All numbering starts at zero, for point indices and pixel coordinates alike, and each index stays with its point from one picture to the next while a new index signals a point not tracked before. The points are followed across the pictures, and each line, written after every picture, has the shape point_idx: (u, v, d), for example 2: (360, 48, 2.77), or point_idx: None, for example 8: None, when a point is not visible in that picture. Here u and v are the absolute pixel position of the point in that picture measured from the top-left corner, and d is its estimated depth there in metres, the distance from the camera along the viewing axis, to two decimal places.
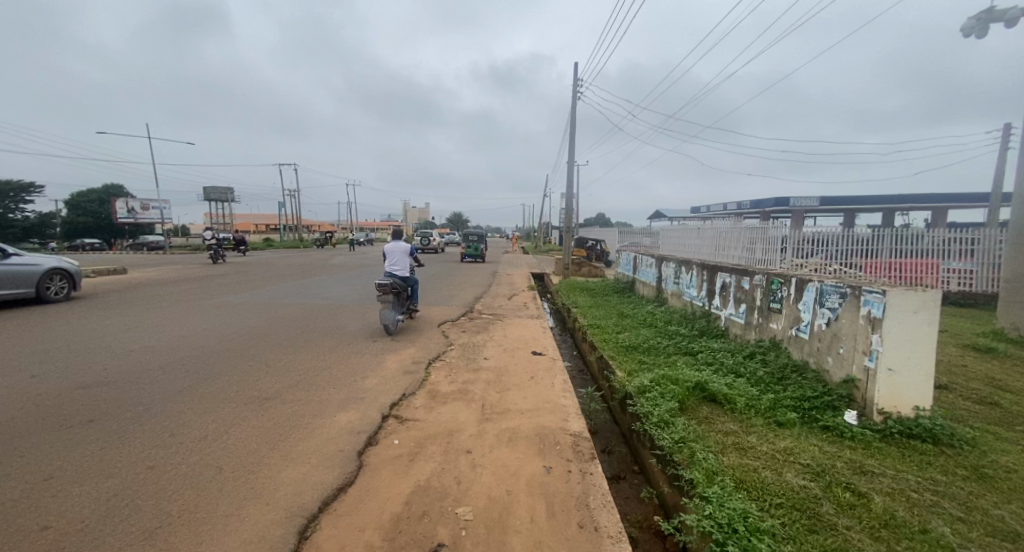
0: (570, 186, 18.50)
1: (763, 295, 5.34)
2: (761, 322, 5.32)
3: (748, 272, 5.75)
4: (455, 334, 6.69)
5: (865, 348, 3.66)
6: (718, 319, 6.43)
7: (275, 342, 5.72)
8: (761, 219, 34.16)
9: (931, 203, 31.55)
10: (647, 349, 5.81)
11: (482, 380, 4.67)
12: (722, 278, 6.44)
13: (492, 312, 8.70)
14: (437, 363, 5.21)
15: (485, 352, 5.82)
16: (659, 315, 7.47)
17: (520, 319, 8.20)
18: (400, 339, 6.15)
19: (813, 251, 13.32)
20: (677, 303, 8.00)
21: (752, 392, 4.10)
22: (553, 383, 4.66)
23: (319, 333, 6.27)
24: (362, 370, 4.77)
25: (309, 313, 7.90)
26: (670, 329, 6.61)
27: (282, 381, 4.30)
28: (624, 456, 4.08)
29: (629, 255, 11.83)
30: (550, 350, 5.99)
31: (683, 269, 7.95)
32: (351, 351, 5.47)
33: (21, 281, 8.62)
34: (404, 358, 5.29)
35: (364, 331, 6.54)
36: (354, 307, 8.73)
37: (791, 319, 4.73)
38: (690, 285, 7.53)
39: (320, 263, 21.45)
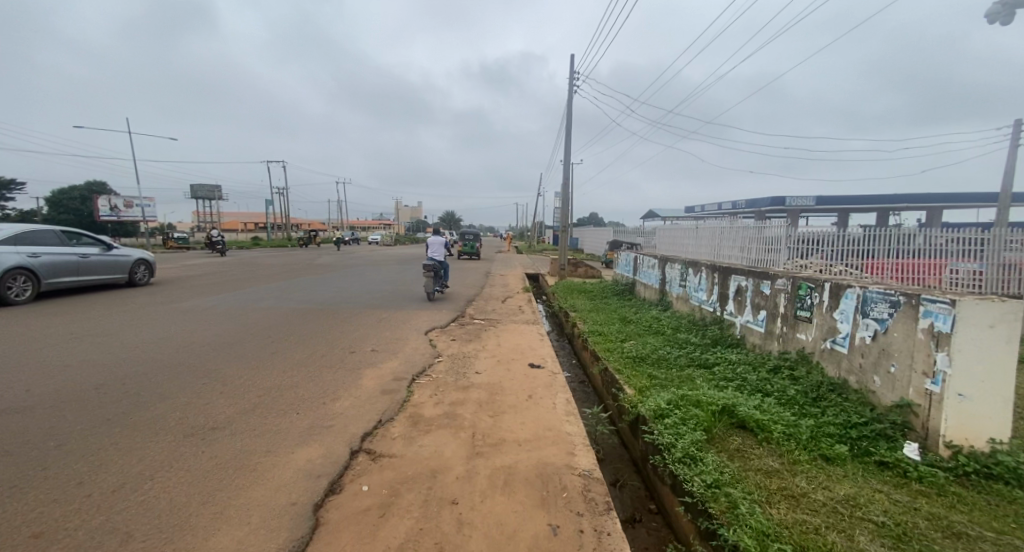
0: (565, 184, 17.90)
1: (787, 301, 4.78)
2: (785, 332, 4.75)
3: (768, 275, 5.18)
4: (444, 343, 6.05)
5: (926, 368, 3.11)
6: (732, 326, 5.87)
7: (239, 353, 5.08)
8: (755, 219, 33.87)
9: (926, 203, 31.45)
10: (655, 361, 5.24)
11: (473, 401, 4.05)
12: (736, 282, 5.88)
13: (485, 317, 8.09)
14: (422, 379, 4.58)
15: (477, 365, 5.20)
16: (666, 321, 6.90)
17: (516, 325, 7.58)
18: (382, 349, 5.52)
19: (813, 254, 12.68)
20: (684, 308, 7.43)
21: (787, 417, 3.52)
22: (554, 404, 4.05)
23: (290, 342, 5.63)
24: (334, 389, 4.13)
25: (284, 319, 7.25)
26: (678, 337, 6.04)
27: (236, 405, 3.66)
28: (638, 491, 3.49)
29: (630, 255, 11.25)
30: (549, 362, 5.39)
31: (691, 270, 7.38)
32: (325, 364, 4.84)
33: (117, 268, 10.57)
34: (384, 374, 4.65)
35: (341, 340, 5.90)
36: (334, 311, 8.10)
37: (824, 329, 4.17)
38: (698, 289, 6.97)
39: (307, 263, 20.76)
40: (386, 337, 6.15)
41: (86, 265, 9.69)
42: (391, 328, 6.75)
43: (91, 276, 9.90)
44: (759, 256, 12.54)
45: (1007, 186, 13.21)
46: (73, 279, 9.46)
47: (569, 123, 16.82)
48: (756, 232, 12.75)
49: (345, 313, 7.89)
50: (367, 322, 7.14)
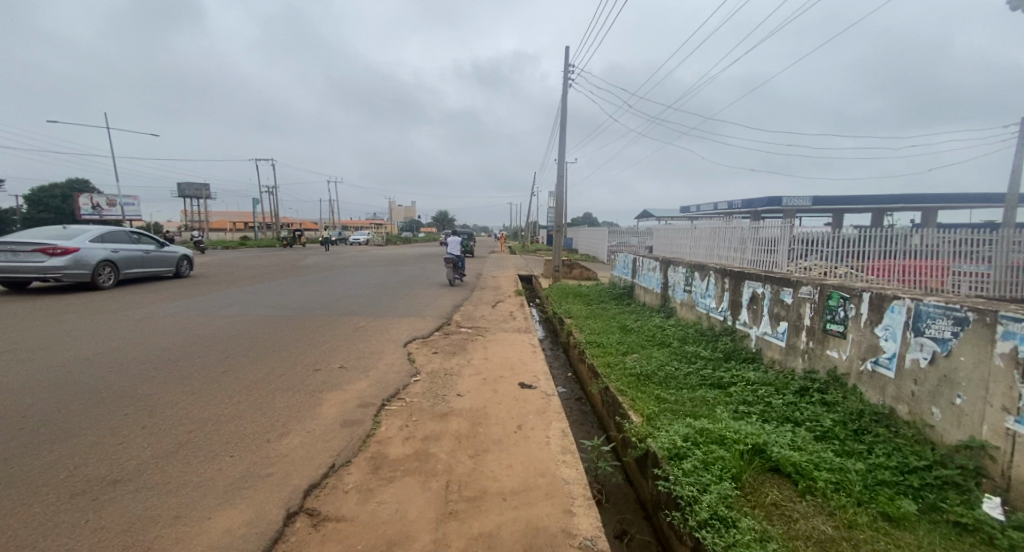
0: (559, 182, 17.34)
1: (814, 313, 4.16)
2: (811, 348, 4.14)
3: (790, 282, 4.57)
4: (424, 357, 5.40)
5: (1007, 403, 2.47)
6: (746, 338, 5.27)
7: (183, 372, 4.40)
8: (750, 218, 33.51)
9: (922, 204, 31.23)
10: (660, 381, 4.62)
11: (450, 435, 3.39)
12: (750, 289, 5.26)
13: (472, 325, 7.45)
14: (394, 405, 3.92)
15: (459, 385, 4.54)
16: (671, 331, 6.29)
17: (506, 334, 6.94)
18: (352, 365, 4.87)
19: (812, 256, 12.06)
20: (689, 315, 6.83)
21: (828, 456, 2.90)
22: (546, 438, 3.40)
23: (246, 359, 4.95)
24: (283, 421, 3.46)
25: (250, 327, 6.57)
26: (686, 350, 5.42)
27: (155, 446, 2.98)
28: (649, 548, 2.85)
29: (628, 256, 10.67)
30: (542, 381, 4.75)
31: (697, 274, 6.77)
32: (281, 387, 4.17)
33: (169, 262, 12.52)
34: (350, 398, 3.98)
35: (307, 354, 5.23)
36: (307, 318, 7.44)
37: (862, 347, 3.55)
38: (707, 295, 6.35)
39: (292, 263, 20.08)
40: (359, 350, 5.49)
41: (151, 258, 11.48)
42: (368, 338, 6.09)
43: (152, 268, 11.79)
44: (754, 256, 12.10)
45: (1013, 185, 12.72)
46: (142, 270, 11.25)
47: (564, 118, 16.15)
48: (750, 233, 12.18)
49: (320, 320, 7.22)
50: (342, 331, 6.48)
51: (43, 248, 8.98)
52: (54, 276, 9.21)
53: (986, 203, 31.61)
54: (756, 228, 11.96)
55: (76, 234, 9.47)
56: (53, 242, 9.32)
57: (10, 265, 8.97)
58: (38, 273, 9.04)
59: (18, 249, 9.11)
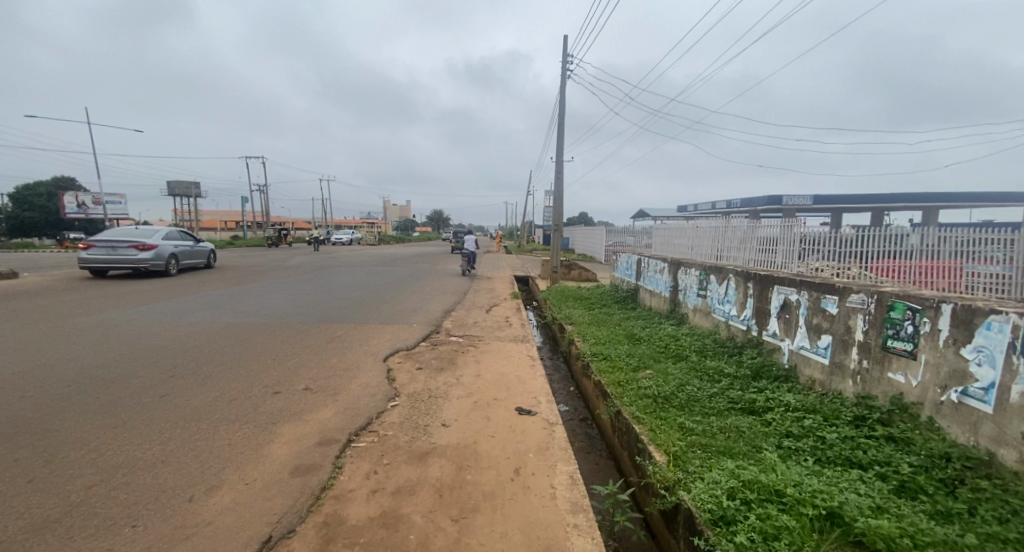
0: (556, 180, 16.68)
1: (869, 326, 3.47)
2: (866, 369, 3.45)
3: (834, 289, 3.88)
4: (406, 375, 4.68)
5: None
6: (776, 352, 4.58)
7: (114, 397, 3.68)
8: (749, 217, 32.86)
9: (924, 203, 30.69)
10: (680, 405, 3.94)
11: (429, 488, 2.65)
12: (781, 295, 4.58)
13: (463, 334, 6.76)
14: (364, 440, 3.21)
15: (445, 411, 3.81)
16: (686, 342, 5.61)
17: (501, 344, 6.24)
18: (319, 387, 4.14)
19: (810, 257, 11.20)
20: (705, 323, 6.13)
21: (925, 523, 2.20)
22: (551, 490, 2.69)
23: (196, 378, 4.24)
24: (218, 467, 2.74)
25: (213, 335, 5.87)
26: (707, 365, 4.73)
27: (34, 510, 2.25)
28: None
29: (631, 257, 9.97)
30: (542, 405, 4.03)
31: (713, 277, 6.07)
32: (227, 416, 3.45)
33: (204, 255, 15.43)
34: (309, 432, 3.26)
35: (270, 371, 4.53)
36: (281, 324, 6.74)
37: (944, 373, 2.86)
38: (725, 300, 5.67)
39: (279, 262, 19.41)
40: (331, 365, 4.77)
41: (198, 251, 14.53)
42: (343, 350, 5.38)
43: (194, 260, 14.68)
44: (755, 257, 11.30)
45: None
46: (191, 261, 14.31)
47: (561, 113, 15.45)
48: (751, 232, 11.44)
49: (294, 328, 6.52)
50: (316, 341, 5.77)
51: (137, 245, 12.03)
52: (145, 265, 12.30)
53: (988, 202, 31.18)
54: (756, 227, 11.22)
55: (156, 233, 12.59)
56: (140, 239, 12.38)
57: (111, 258, 11.91)
58: (134, 264, 12.05)
59: (116, 245, 12.10)
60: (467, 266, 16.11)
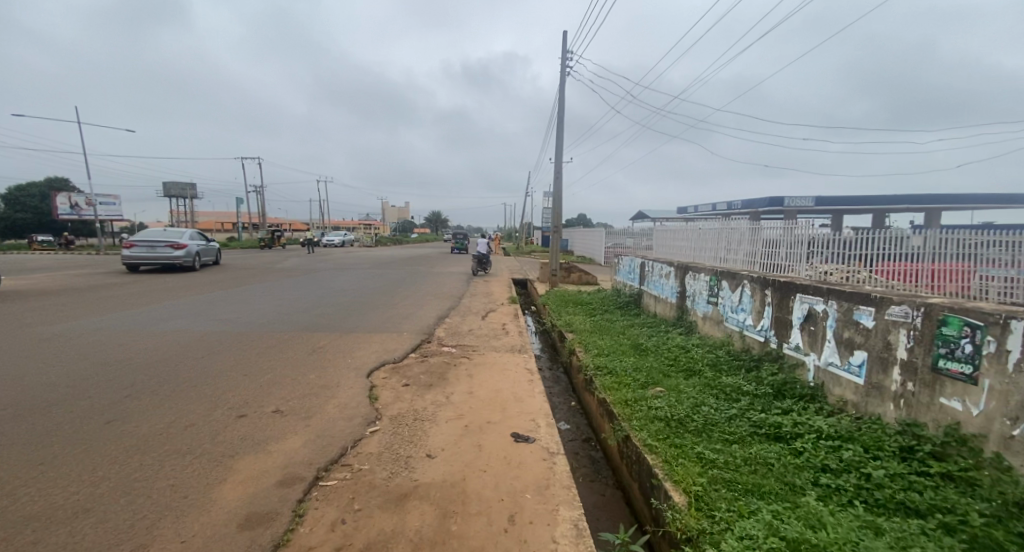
0: (555, 180, 16.25)
1: (914, 342, 3.03)
2: (912, 393, 3.01)
3: (868, 299, 3.45)
4: (391, 393, 4.24)
5: None
6: (799, 367, 4.15)
7: (51, 424, 3.22)
8: (750, 217, 32.42)
9: (931, 203, 30.25)
10: (695, 430, 3.50)
11: (405, 543, 2.20)
12: (805, 305, 4.15)
13: (457, 343, 6.33)
14: (334, 478, 2.76)
15: (431, 438, 3.37)
16: (696, 354, 5.18)
17: (496, 356, 5.81)
18: (292, 409, 3.70)
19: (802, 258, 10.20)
20: (718, 332, 5.69)
21: None
22: (552, 545, 2.24)
23: (156, 398, 3.81)
24: (153, 518, 2.28)
25: (186, 346, 5.46)
26: (722, 382, 4.30)
27: None
28: None
29: (635, 259, 9.54)
30: (541, 429, 3.59)
31: (726, 282, 5.64)
32: (180, 447, 3.01)
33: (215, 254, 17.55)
34: (272, 467, 2.82)
35: (239, 389, 4.10)
36: (262, 333, 6.32)
37: (1017, 402, 2.42)
38: (739, 309, 5.25)
39: (272, 265, 19.03)
40: (309, 382, 4.34)
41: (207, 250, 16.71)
42: (324, 364, 4.95)
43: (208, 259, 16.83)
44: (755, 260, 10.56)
45: None
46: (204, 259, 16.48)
47: (560, 111, 15.01)
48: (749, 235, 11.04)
49: (274, 337, 6.09)
50: (297, 353, 5.34)
51: (173, 246, 14.23)
52: (178, 262, 14.34)
53: (990, 204, 30.77)
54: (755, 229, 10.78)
55: (188, 236, 14.74)
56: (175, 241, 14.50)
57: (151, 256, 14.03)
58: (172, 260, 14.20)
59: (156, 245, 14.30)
60: (478, 268, 16.97)
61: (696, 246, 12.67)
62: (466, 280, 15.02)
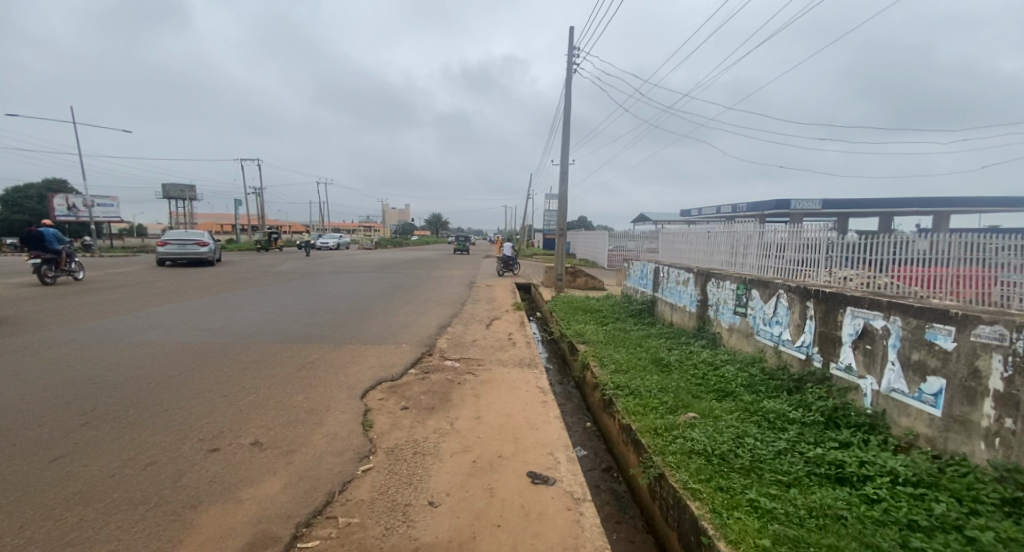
0: (559, 182, 15.79)
1: (1014, 371, 2.52)
2: (1014, 432, 2.50)
3: (947, 317, 2.94)
4: (388, 419, 3.74)
5: None
6: (853, 391, 3.64)
7: None
8: (756, 220, 31.86)
9: (939, 207, 29.67)
10: (742, 469, 3.00)
11: None
12: (858, 320, 3.64)
13: (460, 356, 5.84)
14: (317, 538, 2.25)
15: (434, 480, 2.87)
16: (727, 372, 4.68)
17: (504, 371, 5.31)
18: (273, 442, 3.19)
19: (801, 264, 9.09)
20: (748, 346, 5.19)
21: None
22: None
23: (117, 426, 3.30)
24: None
25: (163, 360, 4.94)
26: (762, 407, 3.80)
27: None
28: None
29: (648, 264, 9.05)
30: (562, 467, 3.09)
31: (757, 291, 5.15)
32: (133, 493, 2.50)
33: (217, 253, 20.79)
34: (241, 521, 2.31)
35: (216, 415, 3.58)
36: (250, 344, 5.82)
37: None
38: (774, 321, 4.77)
39: (269, 268, 18.60)
40: (296, 406, 3.83)
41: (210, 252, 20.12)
42: (315, 382, 4.45)
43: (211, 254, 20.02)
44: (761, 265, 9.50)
45: None
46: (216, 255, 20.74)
47: (567, 109, 14.47)
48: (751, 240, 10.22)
49: (262, 350, 5.58)
50: (286, 369, 4.84)
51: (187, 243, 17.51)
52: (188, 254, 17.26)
53: (999, 207, 30.28)
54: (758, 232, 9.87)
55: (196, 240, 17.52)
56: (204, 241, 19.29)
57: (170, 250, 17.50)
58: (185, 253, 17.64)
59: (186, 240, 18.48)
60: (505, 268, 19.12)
61: (705, 250, 12.13)
62: (468, 284, 14.56)
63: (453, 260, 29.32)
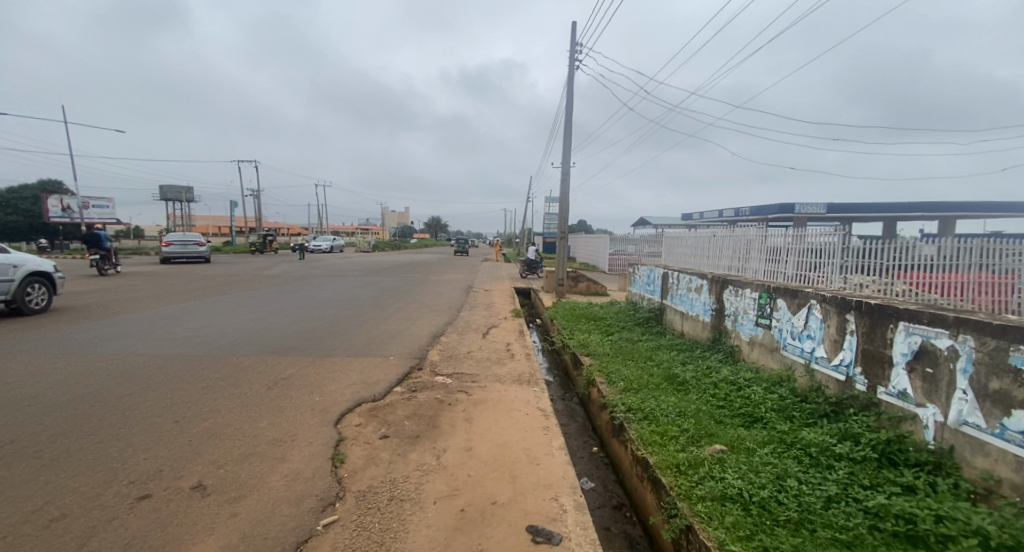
0: (560, 184, 15.30)
1: None
2: None
3: None
4: (364, 451, 3.19)
5: None
6: (909, 422, 3.10)
7: None
8: (760, 224, 31.38)
9: (945, 212, 29.19)
10: (789, 524, 2.44)
11: None
12: (914, 339, 3.11)
13: (452, 370, 5.31)
14: None
15: (411, 537, 2.31)
16: (753, 393, 4.15)
17: (501, 389, 4.77)
18: (220, 484, 2.64)
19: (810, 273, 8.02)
20: (773, 363, 4.65)
21: None
22: None
23: (34, 463, 2.74)
24: None
25: (116, 376, 4.38)
26: (801, 439, 3.25)
27: None
28: None
29: (654, 269, 8.53)
30: (569, 518, 2.54)
31: (783, 301, 4.63)
32: None
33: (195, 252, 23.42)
34: None
35: (161, 448, 3.03)
36: (221, 356, 5.27)
37: None
38: (804, 335, 4.24)
39: (260, 271, 18.06)
40: (258, 436, 3.29)
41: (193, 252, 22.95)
42: (285, 404, 3.90)
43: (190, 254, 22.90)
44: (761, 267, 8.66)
45: None
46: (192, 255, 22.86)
47: (569, 108, 13.97)
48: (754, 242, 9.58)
49: (234, 363, 5.02)
50: (256, 386, 4.30)
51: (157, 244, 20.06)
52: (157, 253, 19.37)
53: (1007, 212, 29.81)
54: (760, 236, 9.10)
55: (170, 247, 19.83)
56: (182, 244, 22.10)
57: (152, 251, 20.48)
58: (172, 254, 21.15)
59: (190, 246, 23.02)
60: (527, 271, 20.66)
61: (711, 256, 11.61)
62: (466, 288, 14.06)
63: (451, 263, 28.87)
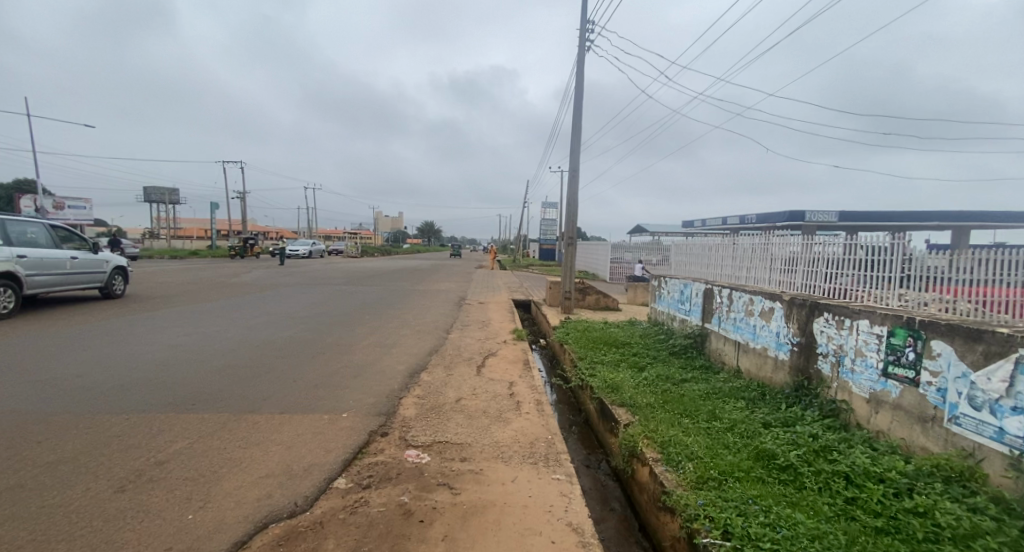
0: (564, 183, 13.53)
1: None
2: None
3: None
4: None
5: None
6: None
7: None
8: (766, 230, 29.98)
9: (961, 221, 27.86)
10: None
11: None
12: None
13: (433, 437, 3.59)
14: None
15: None
16: (930, 504, 2.46)
17: (505, 476, 3.05)
18: None
19: None
20: (929, 440, 2.99)
21: None
22: None
23: None
24: None
25: None
26: None
27: None
28: None
29: (690, 283, 6.88)
30: None
31: (945, 343, 2.95)
32: None
33: None
34: None
35: None
36: (86, 416, 3.52)
37: None
38: (1005, 407, 2.56)
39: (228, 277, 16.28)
40: None
41: None
42: (120, 538, 2.16)
43: None
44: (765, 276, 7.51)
45: None
46: None
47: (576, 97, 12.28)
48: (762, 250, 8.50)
49: (96, 430, 3.29)
50: (94, 489, 2.56)
51: None
52: None
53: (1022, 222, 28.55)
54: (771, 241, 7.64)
55: None
56: None
57: None
58: None
59: None
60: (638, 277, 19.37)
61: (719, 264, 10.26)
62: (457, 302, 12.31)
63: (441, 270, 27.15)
